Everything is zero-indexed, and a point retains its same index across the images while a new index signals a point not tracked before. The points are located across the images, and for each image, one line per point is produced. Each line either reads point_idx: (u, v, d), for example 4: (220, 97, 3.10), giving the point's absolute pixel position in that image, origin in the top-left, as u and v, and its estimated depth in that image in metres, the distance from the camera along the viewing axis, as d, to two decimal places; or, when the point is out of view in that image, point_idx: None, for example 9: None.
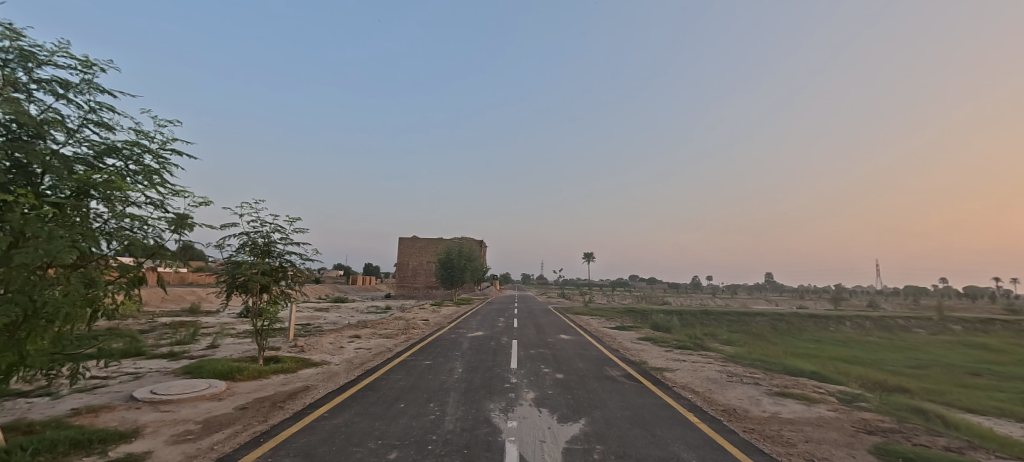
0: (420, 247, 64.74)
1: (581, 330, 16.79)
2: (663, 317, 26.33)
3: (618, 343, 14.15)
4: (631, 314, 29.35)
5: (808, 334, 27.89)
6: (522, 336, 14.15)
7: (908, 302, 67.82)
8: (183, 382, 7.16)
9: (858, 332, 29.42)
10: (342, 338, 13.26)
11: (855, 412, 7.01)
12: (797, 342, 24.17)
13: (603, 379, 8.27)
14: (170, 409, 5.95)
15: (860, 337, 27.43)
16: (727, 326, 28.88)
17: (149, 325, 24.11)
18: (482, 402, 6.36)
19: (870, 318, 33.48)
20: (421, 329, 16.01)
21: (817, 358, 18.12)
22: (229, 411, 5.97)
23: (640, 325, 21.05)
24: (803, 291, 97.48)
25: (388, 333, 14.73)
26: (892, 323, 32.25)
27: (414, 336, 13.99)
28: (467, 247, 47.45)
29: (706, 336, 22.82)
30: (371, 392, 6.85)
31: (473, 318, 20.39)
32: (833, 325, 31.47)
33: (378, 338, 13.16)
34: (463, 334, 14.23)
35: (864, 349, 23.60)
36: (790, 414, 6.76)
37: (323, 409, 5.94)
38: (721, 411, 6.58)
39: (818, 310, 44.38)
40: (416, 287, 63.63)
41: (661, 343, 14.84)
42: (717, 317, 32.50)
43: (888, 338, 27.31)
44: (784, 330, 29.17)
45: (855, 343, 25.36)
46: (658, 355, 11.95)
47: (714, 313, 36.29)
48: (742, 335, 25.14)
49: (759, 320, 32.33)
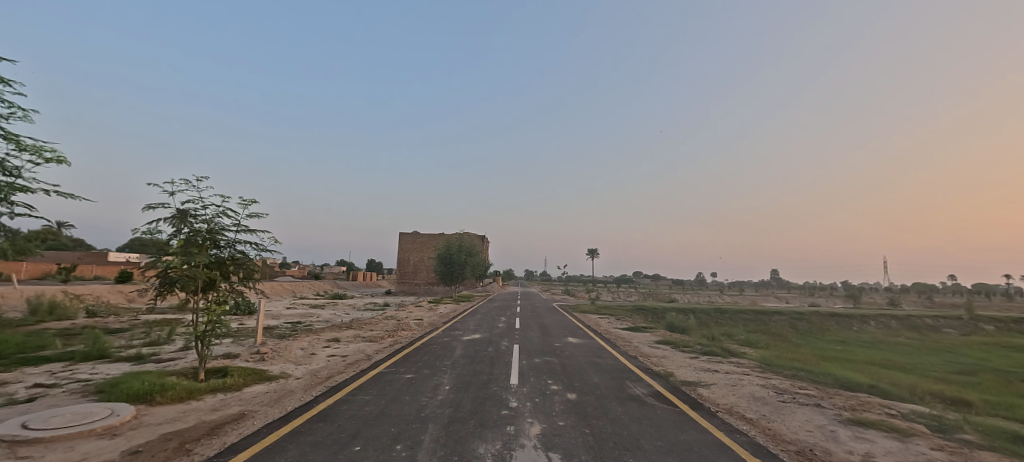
0: (421, 242, 63.09)
1: (591, 332, 15.04)
2: (677, 316, 24.58)
3: (635, 348, 12.39)
4: (640, 312, 27.55)
5: (832, 334, 26.05)
6: (525, 340, 12.43)
7: (924, 300, 65.50)
8: (80, 407, 5.46)
9: (884, 332, 27.50)
10: (317, 342, 11.55)
11: (971, 454, 5.23)
12: (822, 344, 22.30)
13: (626, 400, 6.52)
14: (29, 455, 4.24)
15: (888, 338, 25.52)
16: (744, 326, 27.01)
17: (128, 324, 22.56)
18: (469, 442, 4.61)
19: (896, 317, 31.53)
20: (412, 330, 14.30)
21: (853, 365, 16.24)
22: (111, 458, 4.23)
23: (653, 325, 19.27)
24: (813, 289, 95.57)
25: (373, 335, 13.01)
26: (920, 322, 30.31)
27: (401, 339, 12.29)
28: (467, 241, 45.60)
29: (724, 336, 21.06)
30: (322, 425, 5.08)
31: (471, 317, 18.71)
32: (856, 325, 29.56)
33: (359, 343, 11.43)
34: (457, 337, 12.48)
35: (897, 352, 21.72)
36: (889, 457, 4.97)
37: (241, 456, 4.20)
38: (797, 455, 4.80)
39: (836, 308, 42.47)
40: (417, 283, 62.16)
41: (683, 348, 13.09)
42: (733, 315, 30.64)
43: (919, 340, 25.38)
44: (805, 330, 27.29)
45: (885, 345, 23.46)
46: (685, 364, 10.15)
47: (728, 311, 34.40)
48: (762, 336, 23.34)
49: (777, 319, 30.46)
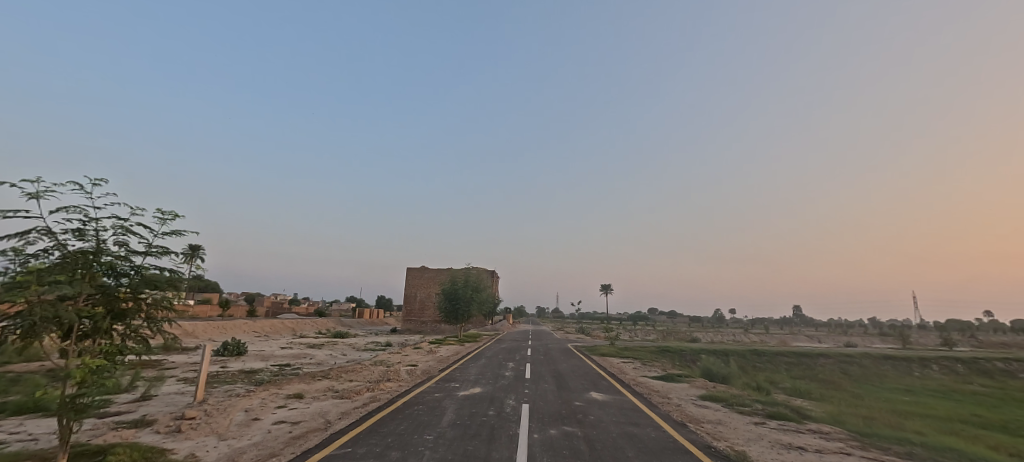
0: (428, 278, 60.82)
1: (617, 383, 12.32)
2: (711, 360, 21.61)
3: (677, 407, 9.71)
4: (666, 355, 24.49)
5: (893, 382, 22.66)
6: (537, 395, 9.88)
7: (969, 339, 60.47)
8: None
9: (953, 379, 23.95)
10: (273, 399, 9.09)
11: None
12: (887, 395, 19.01)
13: None
14: None
15: (959, 386, 22.08)
16: (787, 371, 23.82)
17: None
18: None
19: (958, 359, 27.85)
20: (398, 381, 11.77)
21: (944, 426, 13.17)
22: None
23: (688, 373, 16.47)
24: (843, 327, 90.19)
25: (349, 389, 10.51)
26: (990, 367, 26.65)
27: (381, 395, 9.78)
28: (474, 275, 43.07)
29: (771, 386, 18.01)
30: None
31: (474, 362, 16.12)
32: (916, 370, 26.03)
33: (324, 402, 8.93)
34: (452, 392, 9.90)
35: (981, 404, 18.36)
36: None
37: None
38: None
39: (883, 349, 38.52)
40: (424, 321, 59.39)
41: (738, 407, 10.34)
42: (770, 357, 27.25)
43: (997, 388, 21.79)
44: (858, 376, 23.93)
45: (961, 395, 20.07)
46: (755, 437, 7.48)
47: (764, 353, 30.98)
48: (812, 384, 20.17)
49: (823, 362, 27.05)
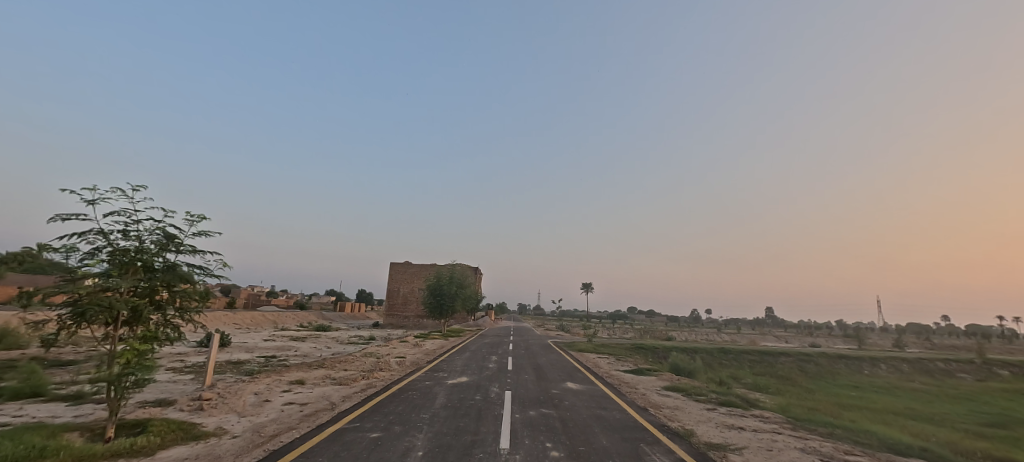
0: (412, 273, 61.29)
1: (591, 375, 13.51)
2: (680, 356, 23.15)
3: (642, 395, 10.91)
4: (640, 352, 25.95)
5: (844, 378, 24.70)
6: (518, 384, 10.94)
7: (923, 341, 64.21)
8: None
9: (897, 377, 26.13)
10: (276, 384, 9.89)
11: None
12: (836, 390, 20.83)
13: None
14: None
15: (902, 383, 24.23)
16: (750, 367, 25.65)
17: None
18: None
19: (906, 358, 30.27)
20: (389, 371, 12.64)
21: (876, 416, 14.91)
22: None
23: (657, 367, 17.85)
24: (809, 328, 94.31)
25: (344, 377, 11.32)
26: (932, 366, 29.07)
27: (376, 382, 10.69)
28: (458, 271, 43.90)
29: (732, 381, 19.57)
30: None
31: (458, 355, 17.11)
32: (867, 368, 28.24)
33: (324, 388, 9.78)
34: (440, 381, 10.87)
35: (917, 398, 20.37)
36: None
37: None
38: None
39: (843, 348, 41.01)
40: (406, 316, 59.83)
41: (696, 397, 11.67)
42: (736, 354, 28.99)
43: (935, 386, 23.99)
44: (814, 373, 25.89)
45: (901, 390, 22.12)
46: (703, 418, 8.83)
47: (732, 350, 32.85)
48: (771, 380, 21.91)
49: (784, 359, 29.00)
